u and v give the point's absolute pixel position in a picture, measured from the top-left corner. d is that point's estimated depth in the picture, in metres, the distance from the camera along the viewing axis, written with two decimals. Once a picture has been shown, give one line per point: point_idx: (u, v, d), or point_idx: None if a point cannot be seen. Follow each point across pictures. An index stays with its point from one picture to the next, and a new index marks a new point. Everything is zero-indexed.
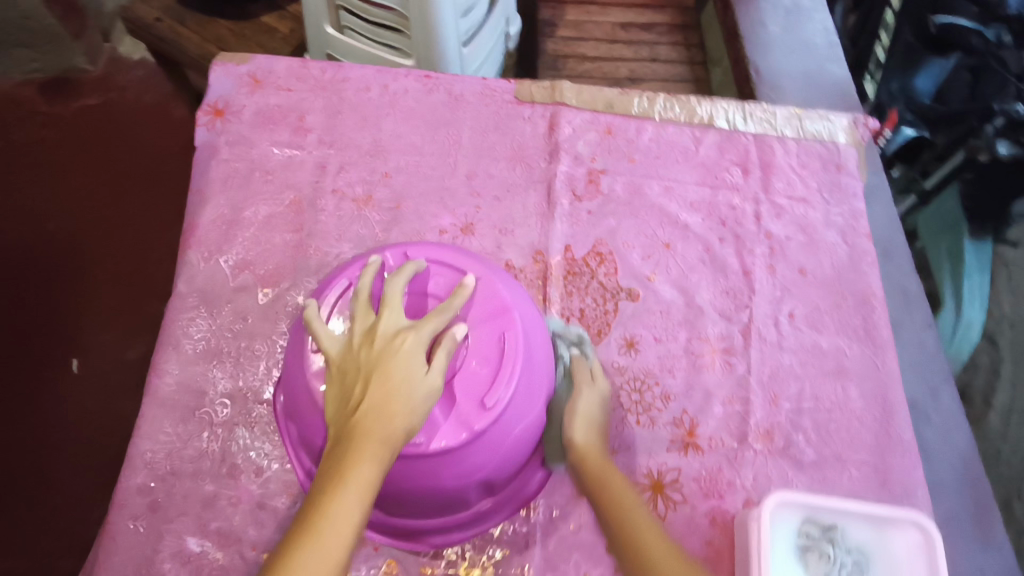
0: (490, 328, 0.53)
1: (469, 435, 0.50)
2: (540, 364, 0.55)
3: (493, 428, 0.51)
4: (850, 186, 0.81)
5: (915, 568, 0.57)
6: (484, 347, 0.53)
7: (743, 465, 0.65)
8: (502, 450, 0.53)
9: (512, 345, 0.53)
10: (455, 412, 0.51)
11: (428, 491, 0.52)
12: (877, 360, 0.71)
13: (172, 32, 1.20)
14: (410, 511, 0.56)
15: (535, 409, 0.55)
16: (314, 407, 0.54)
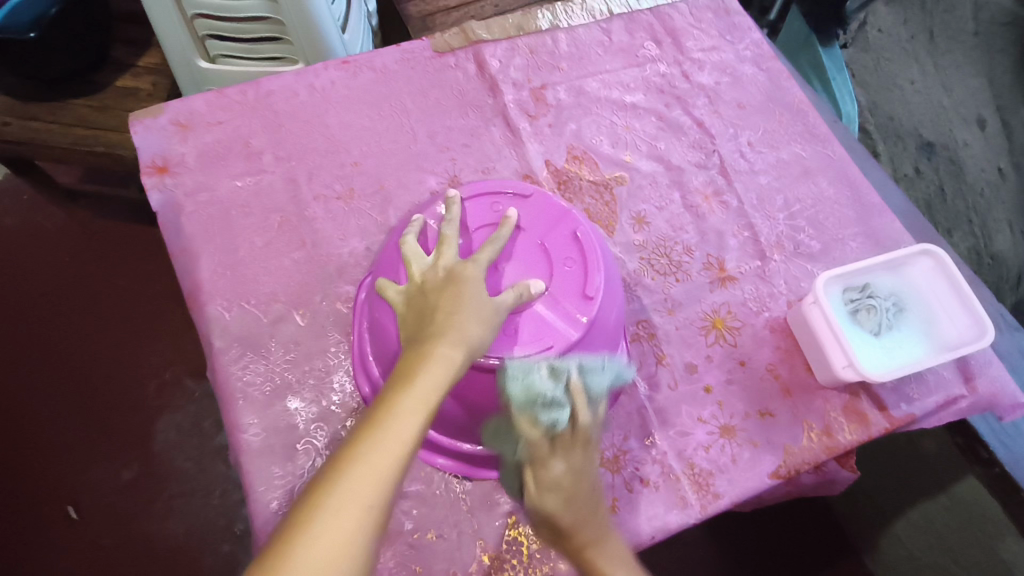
0: (559, 234, 0.62)
1: (586, 324, 0.58)
2: (609, 256, 0.65)
3: (598, 313, 0.59)
4: (743, 23, 0.91)
5: (937, 288, 0.68)
6: (563, 250, 0.61)
7: (774, 275, 0.74)
8: (605, 333, 0.61)
9: (587, 240, 0.62)
10: (564, 311, 0.59)
11: None
12: (829, 151, 0.82)
13: (26, 130, 1.11)
14: None
15: (617, 291, 0.64)
16: None
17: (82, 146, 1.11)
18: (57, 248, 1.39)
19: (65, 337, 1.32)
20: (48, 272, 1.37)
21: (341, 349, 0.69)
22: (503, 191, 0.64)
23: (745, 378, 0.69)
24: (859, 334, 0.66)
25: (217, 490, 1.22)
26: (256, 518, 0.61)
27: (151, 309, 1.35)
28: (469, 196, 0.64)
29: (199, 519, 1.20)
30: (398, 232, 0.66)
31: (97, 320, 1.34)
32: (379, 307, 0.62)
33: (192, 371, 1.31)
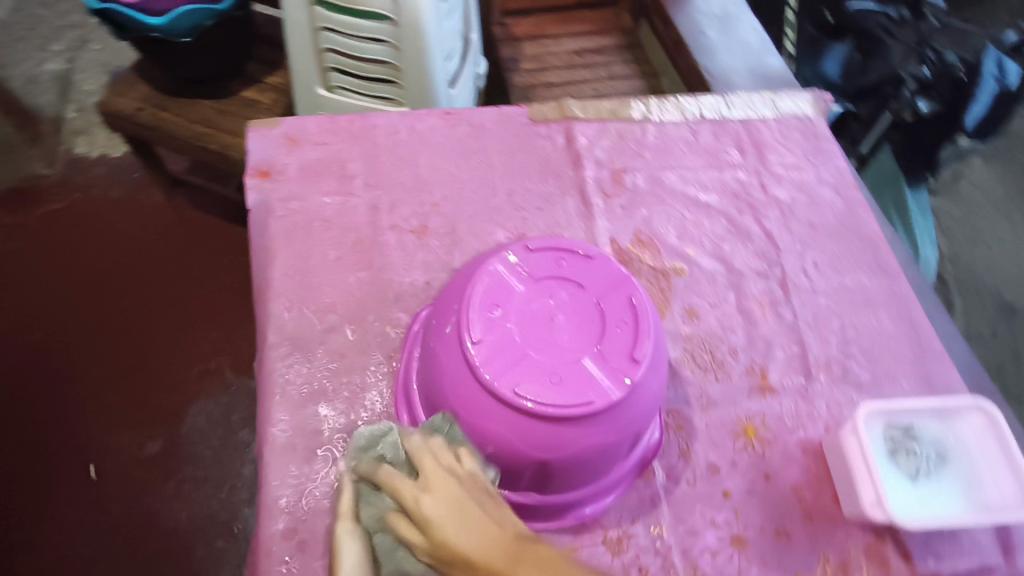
0: (618, 296, 0.64)
1: (629, 387, 0.59)
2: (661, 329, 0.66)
3: (643, 378, 0.61)
4: (830, 148, 0.93)
5: (987, 447, 0.65)
6: (618, 312, 0.63)
7: (816, 397, 0.73)
8: (647, 402, 0.62)
9: (643, 307, 0.64)
10: (611, 370, 0.60)
11: (599, 449, 0.60)
12: (895, 287, 0.82)
13: (156, 118, 1.23)
14: (570, 479, 0.62)
15: (664, 362, 0.65)
16: (480, 404, 0.59)
17: (197, 141, 1.23)
18: (151, 226, 1.52)
19: (134, 307, 1.42)
20: (137, 246, 1.49)
21: (381, 370, 0.71)
22: (569, 248, 0.67)
23: (767, 493, 0.67)
24: (895, 474, 0.64)
25: (226, 485, 1.25)
26: (263, 510, 0.63)
27: (217, 299, 1.44)
28: (539, 245, 0.67)
29: (202, 509, 1.22)
30: (469, 265, 0.69)
31: (166, 297, 1.43)
32: (435, 334, 0.65)
33: (235, 366, 1.36)
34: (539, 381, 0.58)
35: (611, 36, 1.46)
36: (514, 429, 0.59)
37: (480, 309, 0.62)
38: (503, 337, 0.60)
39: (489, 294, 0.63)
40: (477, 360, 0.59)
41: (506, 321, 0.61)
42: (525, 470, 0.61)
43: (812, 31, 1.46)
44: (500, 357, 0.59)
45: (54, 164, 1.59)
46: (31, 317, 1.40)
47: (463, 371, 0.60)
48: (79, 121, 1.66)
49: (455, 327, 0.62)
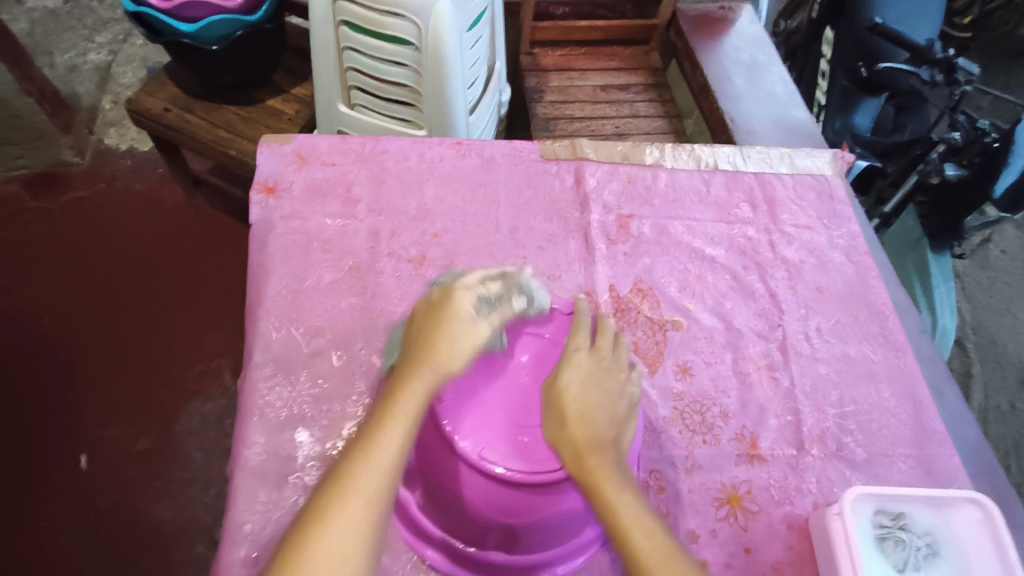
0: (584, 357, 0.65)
1: None
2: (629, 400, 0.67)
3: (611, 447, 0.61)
4: (845, 211, 0.91)
5: (981, 543, 0.62)
6: None
7: (806, 470, 0.70)
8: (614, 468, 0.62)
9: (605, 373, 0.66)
10: None
11: (569, 513, 0.59)
12: (900, 362, 0.79)
13: (180, 120, 1.25)
14: (539, 541, 0.60)
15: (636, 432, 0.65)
16: (451, 460, 0.57)
17: (217, 145, 1.24)
18: (167, 222, 1.54)
19: (143, 301, 1.43)
20: (152, 241, 1.51)
21: (361, 401, 0.70)
22: (542, 303, 0.67)
23: (746, 568, 0.65)
24: (880, 564, 0.61)
25: (212, 489, 1.24)
26: (227, 535, 0.61)
27: (223, 301, 1.45)
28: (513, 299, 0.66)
29: (187, 511, 1.22)
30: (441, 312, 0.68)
31: (176, 294, 1.45)
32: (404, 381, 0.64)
33: (233, 369, 1.37)
34: (505, 444, 0.57)
35: (639, 73, 1.46)
36: (479, 492, 0.57)
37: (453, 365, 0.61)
38: (468, 392, 0.60)
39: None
40: (443, 419, 0.58)
41: (474, 380, 0.60)
42: (490, 532, 0.59)
43: (845, 84, 1.50)
44: (464, 414, 0.58)
45: (83, 153, 1.62)
46: (41, 303, 1.42)
47: (433, 429, 0.59)
48: (112, 114, 1.69)
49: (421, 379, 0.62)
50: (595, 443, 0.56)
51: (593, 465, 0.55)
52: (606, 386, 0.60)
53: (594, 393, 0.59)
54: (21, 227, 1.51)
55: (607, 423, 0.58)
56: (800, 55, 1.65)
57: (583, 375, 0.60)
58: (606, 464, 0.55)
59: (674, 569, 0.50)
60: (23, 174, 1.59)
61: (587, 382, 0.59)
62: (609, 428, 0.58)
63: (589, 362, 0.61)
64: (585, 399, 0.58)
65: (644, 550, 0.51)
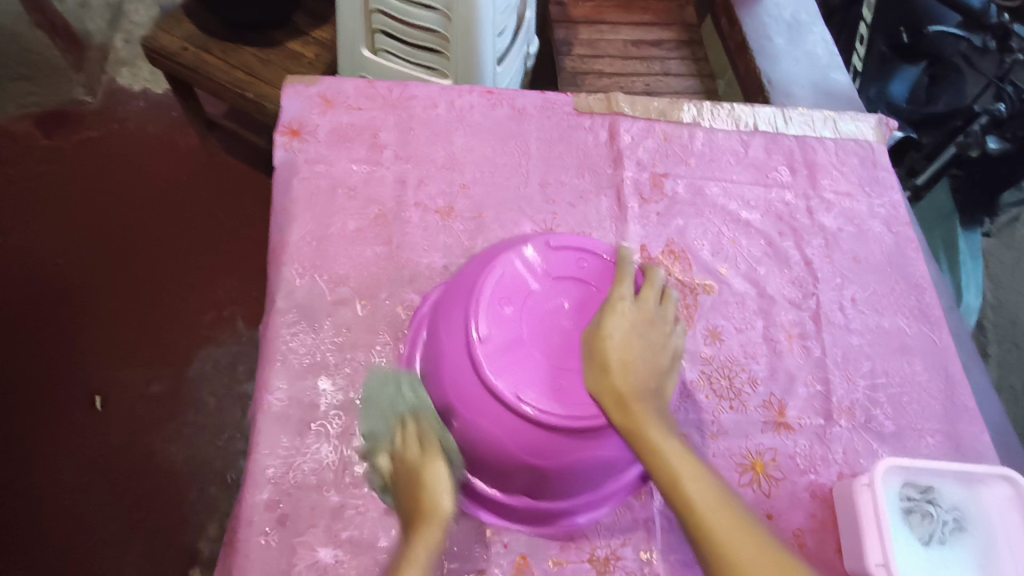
0: None
1: None
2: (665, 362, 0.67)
3: None
4: (887, 179, 0.88)
5: (1010, 520, 0.61)
6: None
7: (833, 440, 0.69)
8: None
9: None
10: None
11: (598, 462, 0.59)
12: (935, 337, 0.77)
13: (196, 59, 1.21)
14: (566, 486, 0.60)
15: None
16: (484, 399, 0.57)
17: (235, 87, 1.20)
18: (183, 165, 1.51)
19: (157, 245, 1.42)
20: (165, 185, 1.49)
21: (386, 350, 0.68)
22: (589, 249, 0.64)
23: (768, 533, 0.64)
24: (907, 537, 0.60)
25: (225, 434, 1.25)
26: (250, 478, 0.61)
27: (238, 248, 1.43)
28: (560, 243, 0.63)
29: (200, 454, 1.23)
30: (488, 253, 0.65)
31: (190, 239, 1.43)
32: (444, 317, 0.62)
33: (248, 317, 1.36)
34: (541, 386, 0.56)
35: (672, 28, 1.40)
36: (512, 433, 0.56)
37: (492, 304, 0.59)
38: (508, 337, 0.58)
39: (502, 291, 0.60)
40: (481, 356, 0.57)
41: (515, 322, 0.59)
42: (521, 473, 0.59)
43: (883, 50, 1.44)
44: (503, 355, 0.57)
45: (95, 92, 1.59)
46: (55, 242, 1.41)
47: (467, 366, 0.58)
48: (123, 52, 1.65)
49: (461, 318, 0.60)
50: (639, 392, 0.55)
51: (638, 412, 0.54)
52: (651, 338, 0.58)
53: (637, 343, 0.57)
54: (33, 164, 1.49)
55: (650, 372, 0.57)
56: (837, 19, 1.51)
57: (628, 324, 0.57)
58: (650, 411, 0.54)
59: (725, 516, 0.50)
60: (33, 110, 1.56)
61: (632, 330, 0.57)
62: (651, 378, 0.57)
63: (634, 313, 0.59)
64: (629, 348, 0.56)
65: (694, 497, 0.51)
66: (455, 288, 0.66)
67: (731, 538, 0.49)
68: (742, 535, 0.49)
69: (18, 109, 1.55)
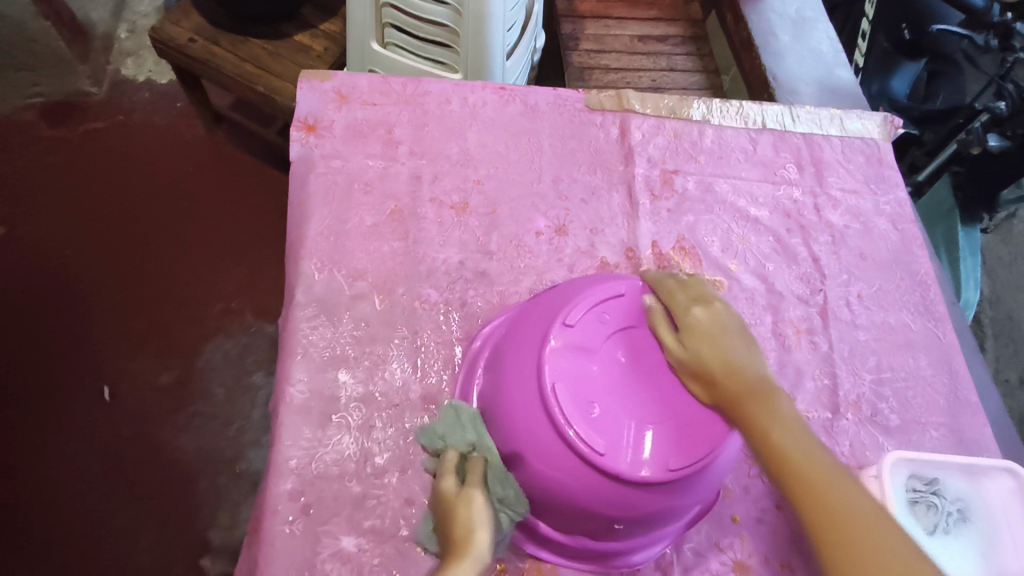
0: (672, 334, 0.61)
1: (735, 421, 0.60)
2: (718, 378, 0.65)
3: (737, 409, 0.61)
4: (892, 176, 0.90)
5: (1011, 510, 0.63)
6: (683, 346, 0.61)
7: (840, 434, 0.71)
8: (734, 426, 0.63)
9: None
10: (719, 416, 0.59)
11: (715, 484, 0.60)
12: (939, 332, 0.79)
13: (205, 51, 1.21)
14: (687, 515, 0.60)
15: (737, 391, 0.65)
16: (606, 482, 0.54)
17: (244, 79, 1.20)
18: (189, 157, 1.52)
19: (164, 238, 1.42)
20: (172, 177, 1.49)
21: (403, 344, 0.70)
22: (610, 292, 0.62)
23: (777, 525, 0.66)
24: (912, 526, 0.62)
25: (235, 425, 1.26)
26: (273, 470, 0.62)
27: (245, 240, 1.44)
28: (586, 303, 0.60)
29: (210, 444, 1.24)
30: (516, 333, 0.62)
31: (197, 232, 1.43)
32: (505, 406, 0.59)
33: (255, 309, 1.37)
34: (657, 445, 0.55)
35: (678, 24, 1.41)
36: (647, 497, 0.55)
37: (568, 389, 0.55)
38: (600, 416, 0.55)
39: (565, 372, 0.56)
40: (587, 447, 0.54)
41: (594, 399, 0.56)
42: (670, 523, 0.59)
43: (884, 45, 1.45)
44: (625, 449, 0.55)
45: (100, 84, 1.59)
46: (61, 234, 1.41)
47: (572, 456, 0.54)
48: (128, 43, 1.65)
49: (549, 430, 0.55)
50: (751, 392, 0.56)
51: (752, 408, 0.56)
52: (728, 339, 0.60)
53: (723, 342, 0.60)
54: (39, 155, 1.49)
55: (747, 360, 0.59)
56: (840, 12, 1.52)
57: (704, 330, 0.60)
58: (762, 405, 0.56)
59: (853, 497, 0.49)
60: (37, 102, 1.55)
61: (713, 340, 0.60)
62: (755, 375, 0.58)
63: (706, 324, 0.61)
64: (719, 354, 0.59)
65: (818, 484, 0.50)
66: (496, 387, 0.61)
67: (859, 530, 0.47)
68: (867, 518, 0.47)
69: (22, 101, 1.54)
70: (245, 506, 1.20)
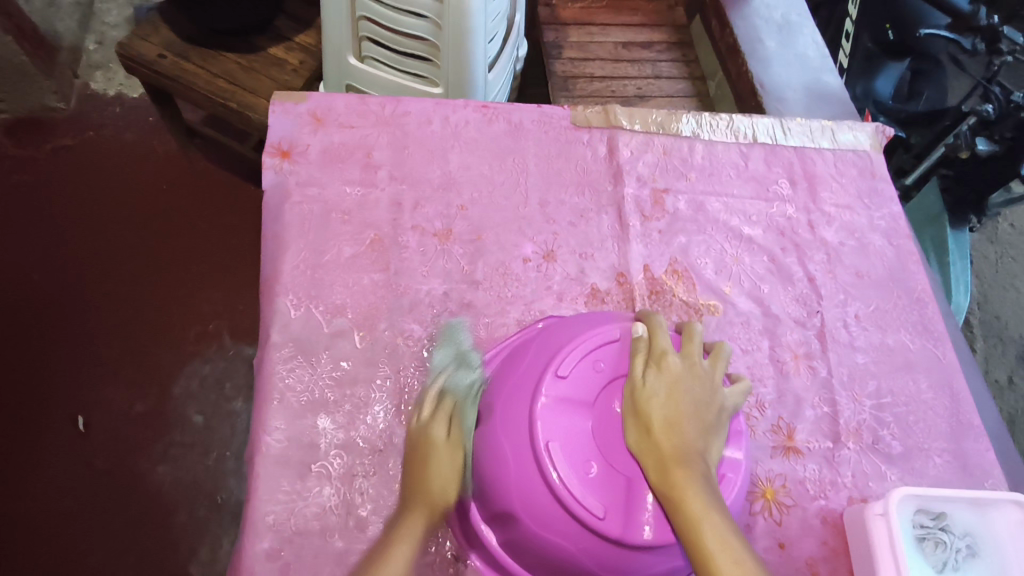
0: None
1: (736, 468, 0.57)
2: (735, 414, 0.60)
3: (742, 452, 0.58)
4: (886, 190, 0.87)
5: (1020, 543, 0.61)
6: None
7: (842, 464, 0.69)
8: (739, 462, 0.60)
9: None
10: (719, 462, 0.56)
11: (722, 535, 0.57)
12: (938, 352, 0.77)
13: (175, 67, 1.16)
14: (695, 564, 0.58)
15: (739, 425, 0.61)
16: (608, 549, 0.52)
17: (217, 96, 1.16)
18: (163, 174, 1.47)
19: (137, 260, 1.37)
20: (145, 196, 1.44)
21: (386, 384, 0.66)
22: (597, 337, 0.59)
23: (780, 564, 0.63)
24: (920, 565, 0.60)
25: (214, 453, 1.22)
26: (249, 526, 0.59)
27: (223, 260, 1.39)
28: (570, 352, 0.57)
29: (189, 475, 1.20)
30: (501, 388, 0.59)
31: (172, 253, 1.38)
32: (491, 468, 0.55)
33: (234, 330, 1.33)
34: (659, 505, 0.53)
35: (663, 30, 1.38)
36: (656, 559, 0.53)
37: (559, 452, 0.53)
38: (591, 476, 0.53)
39: (555, 431, 0.53)
40: (581, 513, 0.51)
41: (587, 459, 0.53)
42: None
43: (868, 46, 1.42)
44: (626, 511, 0.52)
45: (68, 99, 1.53)
46: (28, 258, 1.35)
47: (569, 523, 0.52)
48: (96, 56, 1.58)
49: (545, 495, 0.53)
50: (683, 454, 0.53)
51: (679, 477, 0.51)
52: (693, 391, 0.56)
53: (683, 403, 0.55)
54: (4, 175, 1.43)
55: (697, 431, 0.55)
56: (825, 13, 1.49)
57: (670, 382, 0.56)
58: (691, 473, 0.52)
59: None
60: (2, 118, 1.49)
61: (671, 390, 0.56)
62: (698, 437, 0.54)
63: (681, 369, 0.57)
64: (674, 406, 0.55)
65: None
66: (480, 444, 0.57)
67: None
68: None
69: None
70: (226, 538, 1.16)
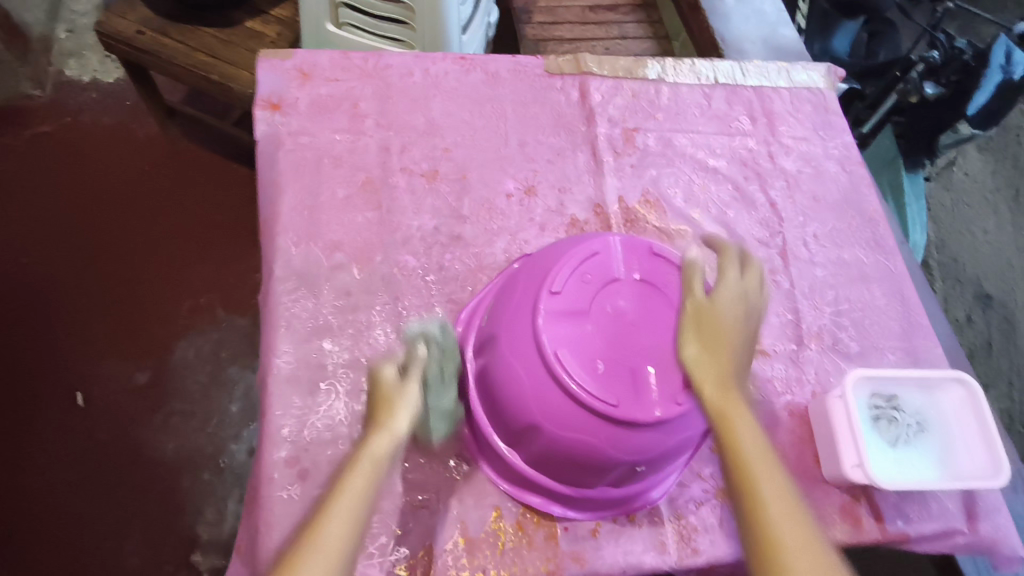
0: (650, 273, 0.63)
1: None
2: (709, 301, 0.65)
3: None
4: (839, 123, 0.94)
5: (962, 417, 0.68)
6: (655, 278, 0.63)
7: (806, 363, 0.76)
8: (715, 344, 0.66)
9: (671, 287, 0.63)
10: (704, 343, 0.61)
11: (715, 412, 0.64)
12: (890, 264, 0.84)
13: (154, 43, 1.19)
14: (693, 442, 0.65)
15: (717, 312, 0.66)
16: (620, 436, 0.58)
17: (197, 69, 1.19)
18: (144, 155, 1.49)
19: (125, 238, 1.40)
20: (128, 176, 1.46)
21: (385, 310, 0.71)
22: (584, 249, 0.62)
23: None
24: (875, 440, 0.67)
25: (213, 419, 1.26)
26: (267, 438, 0.64)
27: (210, 235, 1.42)
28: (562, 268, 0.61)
29: (189, 442, 1.23)
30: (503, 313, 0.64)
31: (160, 229, 1.41)
32: (506, 382, 0.61)
33: (226, 303, 1.36)
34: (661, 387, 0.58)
35: None
36: (661, 435, 0.59)
37: (566, 354, 0.58)
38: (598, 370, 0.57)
39: (558, 337, 0.58)
40: (592, 403, 0.57)
41: (591, 354, 0.58)
42: (681, 451, 0.63)
43: (824, 6, 1.48)
44: (636, 397, 0.58)
45: (43, 85, 1.54)
46: (15, 242, 1.37)
47: (584, 417, 0.57)
48: (69, 42, 1.59)
49: (558, 395, 0.58)
50: (713, 347, 0.57)
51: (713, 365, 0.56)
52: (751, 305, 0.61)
53: (739, 312, 0.60)
54: None
55: (737, 335, 0.59)
56: None
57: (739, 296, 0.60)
58: (723, 362, 0.57)
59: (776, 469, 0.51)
60: None
61: (737, 301, 0.60)
62: (735, 338, 0.59)
63: (739, 284, 0.61)
64: (733, 313, 0.59)
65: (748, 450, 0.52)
66: (495, 368, 0.62)
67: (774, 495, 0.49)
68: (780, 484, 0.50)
69: None
70: (231, 499, 1.20)
